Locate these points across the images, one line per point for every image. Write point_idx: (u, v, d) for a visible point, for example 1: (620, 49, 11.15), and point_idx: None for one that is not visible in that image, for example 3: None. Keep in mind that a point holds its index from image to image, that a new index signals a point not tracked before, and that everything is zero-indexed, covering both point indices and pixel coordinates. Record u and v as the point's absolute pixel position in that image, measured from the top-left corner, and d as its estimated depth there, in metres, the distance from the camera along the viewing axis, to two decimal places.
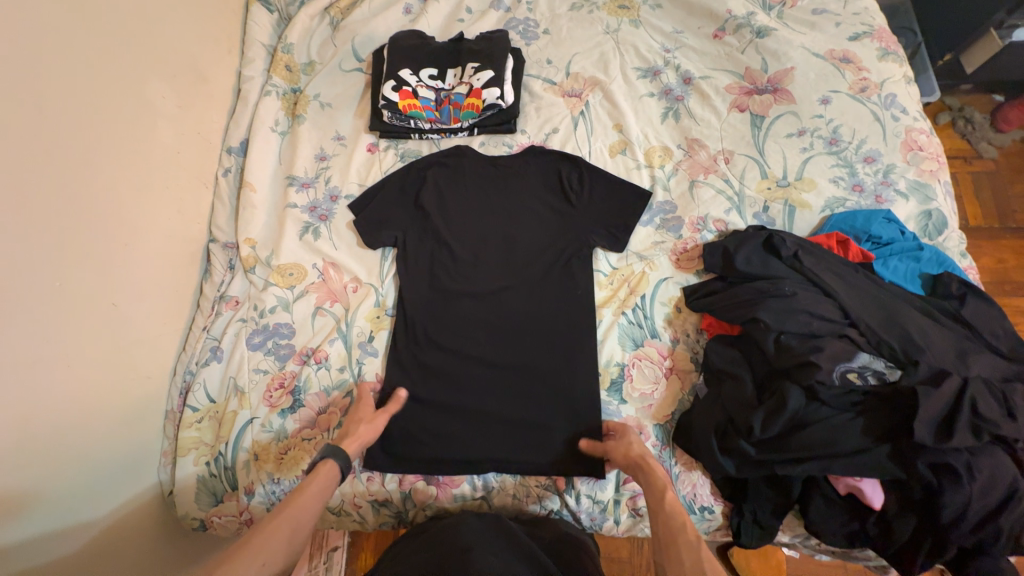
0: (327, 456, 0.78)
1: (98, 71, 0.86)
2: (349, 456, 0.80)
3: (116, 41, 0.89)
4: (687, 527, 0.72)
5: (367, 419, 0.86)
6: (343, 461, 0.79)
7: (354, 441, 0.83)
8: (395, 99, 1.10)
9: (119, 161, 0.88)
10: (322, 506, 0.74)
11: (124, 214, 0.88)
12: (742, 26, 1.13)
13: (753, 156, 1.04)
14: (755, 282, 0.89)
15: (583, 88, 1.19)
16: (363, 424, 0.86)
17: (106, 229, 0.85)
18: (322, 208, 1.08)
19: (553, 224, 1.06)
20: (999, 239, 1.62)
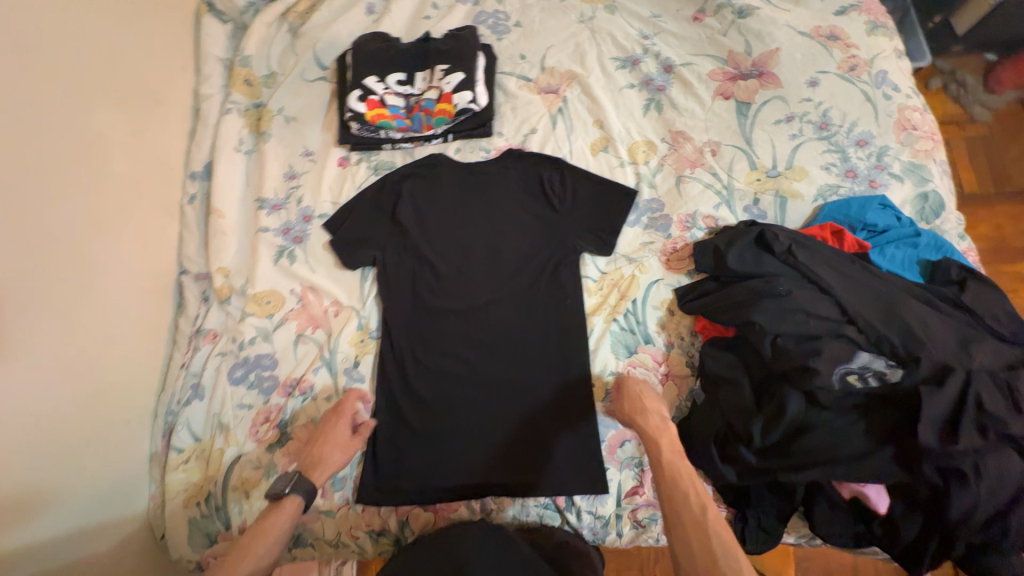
0: (288, 489, 0.78)
1: (37, 106, 0.80)
2: (310, 487, 0.80)
3: (53, 69, 0.83)
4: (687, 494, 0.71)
5: (337, 442, 0.85)
6: (304, 492, 0.79)
7: (324, 470, 0.82)
8: (362, 109, 1.05)
9: (69, 199, 0.83)
10: (283, 541, 0.76)
11: (79, 254, 0.84)
12: (723, 6, 1.07)
13: (740, 146, 0.99)
14: (749, 280, 0.85)
15: (560, 83, 1.13)
16: (332, 446, 0.85)
17: (61, 272, 0.81)
18: (296, 230, 1.04)
19: (537, 230, 1.02)
20: (993, 205, 1.59)
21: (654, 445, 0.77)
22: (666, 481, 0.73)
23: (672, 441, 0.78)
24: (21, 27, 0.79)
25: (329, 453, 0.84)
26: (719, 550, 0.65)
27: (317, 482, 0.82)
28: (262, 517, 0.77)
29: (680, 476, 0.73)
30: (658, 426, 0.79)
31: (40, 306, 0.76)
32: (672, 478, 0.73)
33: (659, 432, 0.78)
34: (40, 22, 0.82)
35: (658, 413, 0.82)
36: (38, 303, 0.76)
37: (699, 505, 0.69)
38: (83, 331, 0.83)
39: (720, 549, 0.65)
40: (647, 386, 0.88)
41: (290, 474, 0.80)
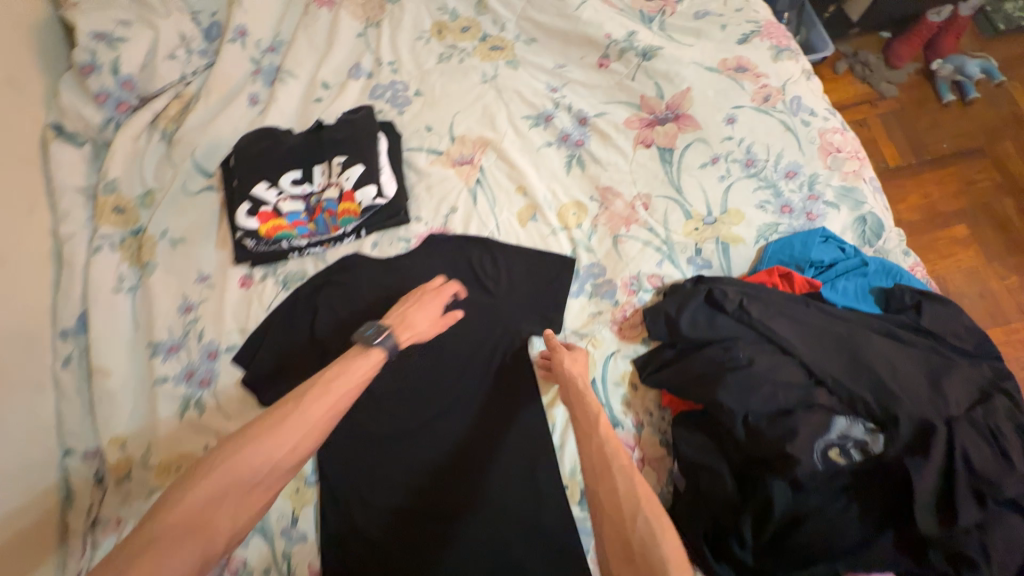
0: (377, 339, 0.75)
1: None
2: (398, 342, 0.77)
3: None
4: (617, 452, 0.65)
5: (425, 307, 0.85)
6: (392, 345, 0.76)
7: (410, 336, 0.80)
8: (254, 225, 0.95)
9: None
10: (361, 390, 0.70)
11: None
12: (626, 50, 1.02)
13: (671, 196, 0.94)
14: (703, 349, 0.79)
15: (473, 151, 1.05)
16: (420, 312, 0.84)
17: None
18: (200, 371, 0.89)
19: (475, 321, 0.93)
20: (916, 175, 1.58)
21: (588, 407, 0.72)
22: (594, 439, 0.68)
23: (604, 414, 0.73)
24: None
25: (417, 320, 0.82)
26: (644, 504, 0.59)
27: (402, 340, 0.78)
28: (346, 358, 0.72)
29: (612, 435, 0.68)
30: (584, 389, 0.76)
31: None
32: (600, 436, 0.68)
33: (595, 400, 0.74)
34: None
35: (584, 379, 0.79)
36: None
37: (625, 460, 0.64)
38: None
39: (644, 501, 0.59)
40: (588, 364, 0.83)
41: (378, 326, 0.77)
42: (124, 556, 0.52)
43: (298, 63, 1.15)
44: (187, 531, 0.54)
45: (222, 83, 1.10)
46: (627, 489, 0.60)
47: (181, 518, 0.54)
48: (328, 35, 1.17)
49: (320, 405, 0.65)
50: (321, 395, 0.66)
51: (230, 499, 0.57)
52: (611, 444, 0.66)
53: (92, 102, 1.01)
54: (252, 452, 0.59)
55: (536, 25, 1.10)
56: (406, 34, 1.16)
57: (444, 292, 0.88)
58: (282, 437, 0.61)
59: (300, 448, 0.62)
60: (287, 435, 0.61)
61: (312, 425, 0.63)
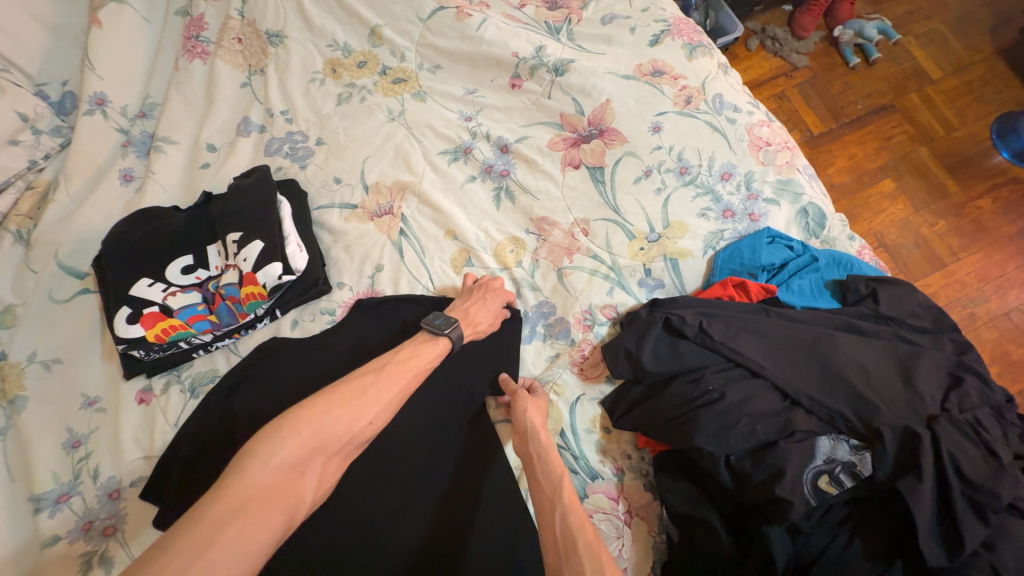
0: (446, 330, 0.77)
1: None
2: (461, 336, 0.78)
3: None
4: (582, 528, 0.63)
5: (489, 296, 0.83)
6: (456, 339, 0.77)
7: (474, 329, 0.80)
8: (138, 331, 0.79)
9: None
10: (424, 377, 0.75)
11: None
12: (537, 67, 0.95)
13: (610, 217, 0.87)
14: (670, 387, 0.73)
15: (392, 199, 0.94)
16: (484, 301, 0.82)
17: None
18: (102, 520, 0.75)
19: (424, 392, 0.82)
20: (842, 139, 1.60)
21: (550, 473, 0.69)
22: (559, 513, 0.65)
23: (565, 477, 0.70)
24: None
25: (479, 316, 0.81)
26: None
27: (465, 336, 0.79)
28: (414, 344, 0.76)
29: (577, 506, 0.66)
30: (546, 448, 0.72)
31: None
32: (564, 510, 0.65)
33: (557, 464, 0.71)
34: None
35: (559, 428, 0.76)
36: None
37: (591, 537, 0.62)
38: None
39: None
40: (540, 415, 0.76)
41: (445, 316, 0.79)
42: (217, 514, 0.51)
43: (175, 127, 1.01)
44: (275, 493, 0.55)
45: (84, 164, 0.94)
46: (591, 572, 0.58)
47: (269, 481, 0.55)
48: (207, 90, 1.03)
49: (396, 385, 0.69)
50: (393, 376, 0.70)
51: (311, 467, 0.60)
52: (574, 517, 0.64)
53: None
54: (338, 419, 0.63)
55: (438, 51, 1.01)
56: (296, 77, 1.04)
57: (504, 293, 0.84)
58: (364, 409, 0.65)
59: (374, 425, 0.66)
60: (367, 408, 0.66)
61: (388, 404, 0.68)
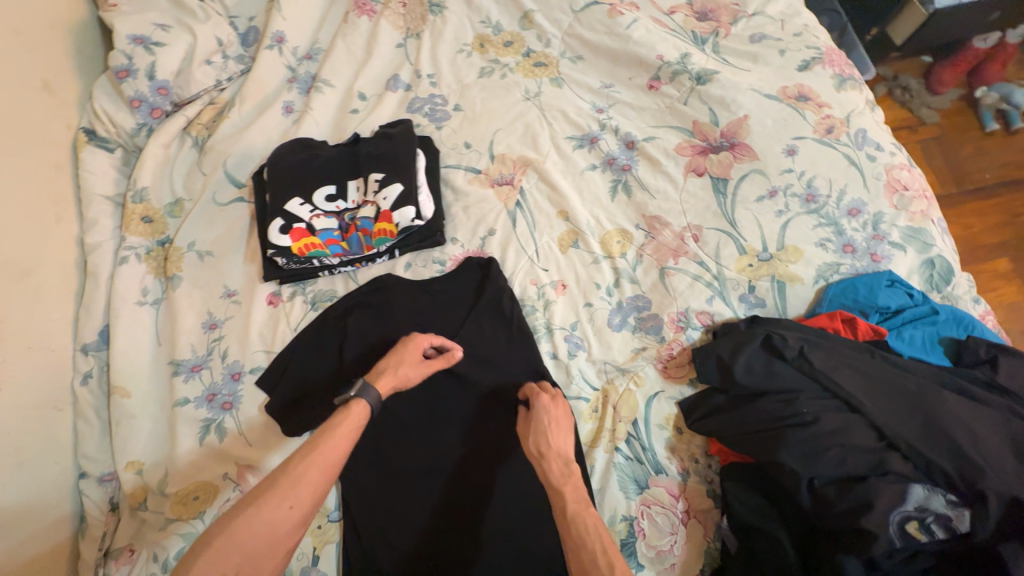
0: (355, 395, 0.72)
1: None
2: (375, 393, 0.73)
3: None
4: (595, 554, 0.62)
5: (410, 361, 0.78)
6: (369, 397, 0.72)
7: (388, 382, 0.76)
8: (286, 242, 0.89)
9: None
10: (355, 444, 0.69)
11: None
12: (679, 72, 0.97)
13: (724, 229, 0.88)
14: (758, 403, 0.74)
15: (514, 171, 1.00)
16: (405, 366, 0.77)
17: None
18: (222, 394, 0.85)
19: (512, 351, 0.88)
20: (963, 205, 1.50)
21: (557, 497, 0.69)
22: (571, 541, 0.64)
23: (576, 489, 0.69)
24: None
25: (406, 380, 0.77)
26: None
27: (384, 392, 0.75)
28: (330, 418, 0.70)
29: (585, 532, 0.64)
30: (548, 472, 0.71)
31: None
32: (577, 536, 0.64)
33: (563, 480, 0.70)
34: None
35: (562, 456, 0.73)
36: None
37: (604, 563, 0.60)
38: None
39: None
40: (545, 436, 0.74)
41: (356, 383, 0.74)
42: None
43: (335, 72, 1.12)
44: None
45: (257, 92, 1.07)
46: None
47: None
48: (366, 44, 1.14)
49: (316, 464, 0.64)
50: (315, 449, 0.65)
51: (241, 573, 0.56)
52: (584, 554, 0.62)
53: (127, 107, 0.97)
54: (254, 518, 0.58)
55: (584, 42, 1.06)
56: (446, 46, 1.12)
57: (421, 342, 0.80)
58: (282, 499, 0.60)
59: (298, 505, 0.61)
60: (283, 496, 0.60)
61: (308, 485, 0.62)
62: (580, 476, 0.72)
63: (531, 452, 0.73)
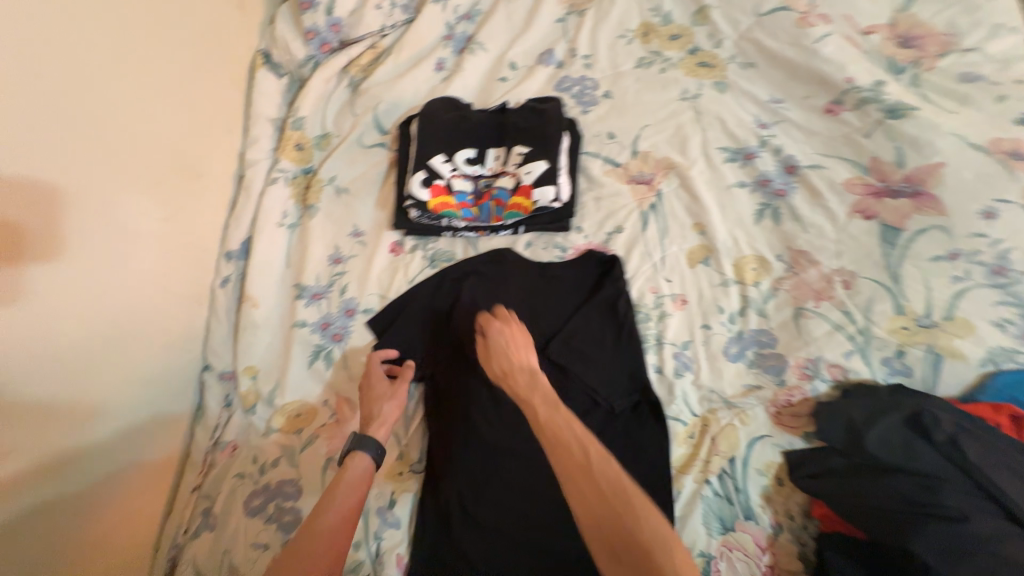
0: (354, 451, 0.71)
1: (80, 200, 0.71)
2: (373, 441, 0.72)
3: (67, 134, 0.69)
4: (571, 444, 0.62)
5: (389, 396, 0.79)
6: (370, 447, 0.71)
7: (382, 425, 0.76)
8: (425, 197, 0.92)
9: (64, 288, 0.68)
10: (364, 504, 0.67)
11: (50, 355, 0.67)
12: (869, 100, 0.87)
13: (882, 281, 0.80)
14: (885, 479, 0.66)
15: (654, 172, 0.96)
16: (384, 402, 0.79)
17: (61, 382, 0.68)
18: (335, 325, 0.89)
19: (619, 354, 0.85)
20: None
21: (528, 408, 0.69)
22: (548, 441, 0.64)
23: (546, 395, 0.71)
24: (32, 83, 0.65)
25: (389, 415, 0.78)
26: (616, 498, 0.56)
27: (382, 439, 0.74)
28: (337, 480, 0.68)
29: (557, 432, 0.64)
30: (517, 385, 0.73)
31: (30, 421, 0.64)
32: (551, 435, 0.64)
33: (530, 392, 0.72)
34: (87, 106, 0.72)
35: (527, 371, 0.75)
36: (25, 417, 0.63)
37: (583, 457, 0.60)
38: (91, 446, 0.71)
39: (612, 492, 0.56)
40: (504, 349, 0.78)
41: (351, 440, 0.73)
42: None
43: (491, 37, 1.11)
44: None
45: (415, 42, 1.08)
46: (630, 546, 0.52)
47: None
48: (528, 13, 1.12)
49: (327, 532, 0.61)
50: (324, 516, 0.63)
51: None
52: (559, 448, 0.62)
53: (301, 38, 1.03)
54: None
55: (760, 49, 0.99)
56: (608, 29, 1.08)
57: (377, 372, 0.82)
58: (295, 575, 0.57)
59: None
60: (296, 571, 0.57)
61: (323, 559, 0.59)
62: (547, 384, 0.73)
63: (495, 374, 0.76)
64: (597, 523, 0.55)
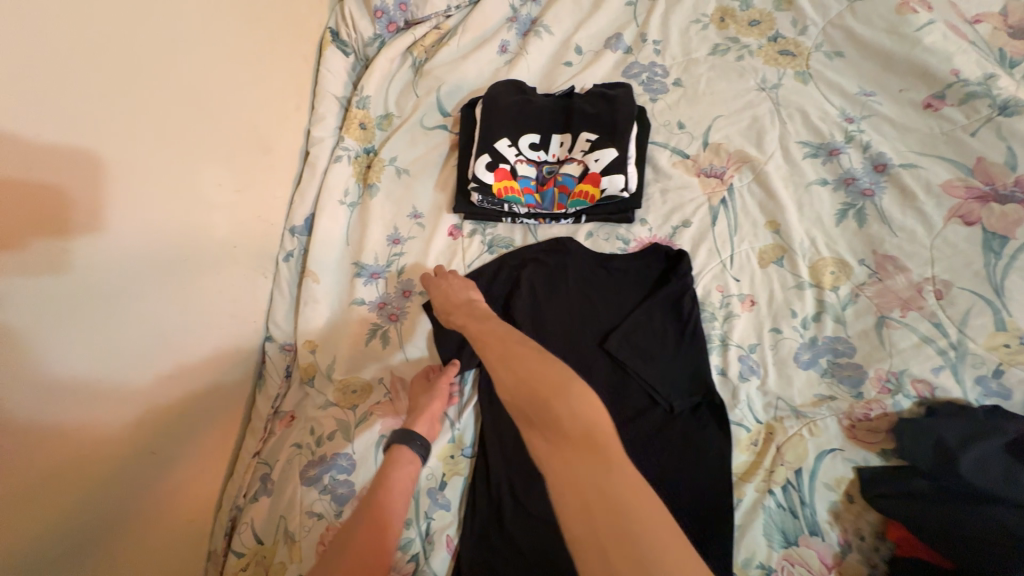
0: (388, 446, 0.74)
1: (165, 167, 0.72)
2: (399, 432, 0.74)
3: (162, 104, 0.71)
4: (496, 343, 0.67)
5: (425, 392, 0.81)
6: (398, 437, 0.73)
7: (419, 418, 0.77)
8: (489, 179, 0.89)
9: (151, 255, 0.70)
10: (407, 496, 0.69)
11: (130, 324, 0.68)
12: (976, 96, 0.80)
13: (983, 294, 0.73)
14: (984, 507, 0.61)
15: (727, 165, 0.91)
16: (422, 397, 0.80)
17: (136, 354, 0.69)
18: (392, 305, 0.90)
19: (681, 353, 0.82)
20: None
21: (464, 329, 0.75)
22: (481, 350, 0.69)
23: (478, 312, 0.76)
24: (130, 52, 0.67)
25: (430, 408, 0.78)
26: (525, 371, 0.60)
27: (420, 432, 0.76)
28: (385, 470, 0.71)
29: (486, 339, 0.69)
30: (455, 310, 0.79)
31: (103, 396, 0.65)
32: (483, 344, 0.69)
33: (467, 313, 0.77)
34: (175, 75, 0.73)
35: (464, 299, 0.81)
36: (98, 393, 0.64)
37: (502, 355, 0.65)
38: (163, 415, 0.73)
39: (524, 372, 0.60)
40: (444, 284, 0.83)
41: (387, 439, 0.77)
42: None
43: (557, 19, 1.07)
44: None
45: (480, 23, 1.06)
46: (533, 401, 0.57)
47: None
48: None
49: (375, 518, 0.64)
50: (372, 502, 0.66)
51: None
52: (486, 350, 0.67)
53: (369, 16, 1.03)
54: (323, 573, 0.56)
55: (851, 37, 0.92)
56: (682, 13, 1.03)
57: (420, 373, 0.84)
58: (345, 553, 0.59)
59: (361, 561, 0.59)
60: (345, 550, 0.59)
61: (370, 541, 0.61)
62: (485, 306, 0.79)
63: (443, 316, 0.80)
64: (511, 391, 0.60)
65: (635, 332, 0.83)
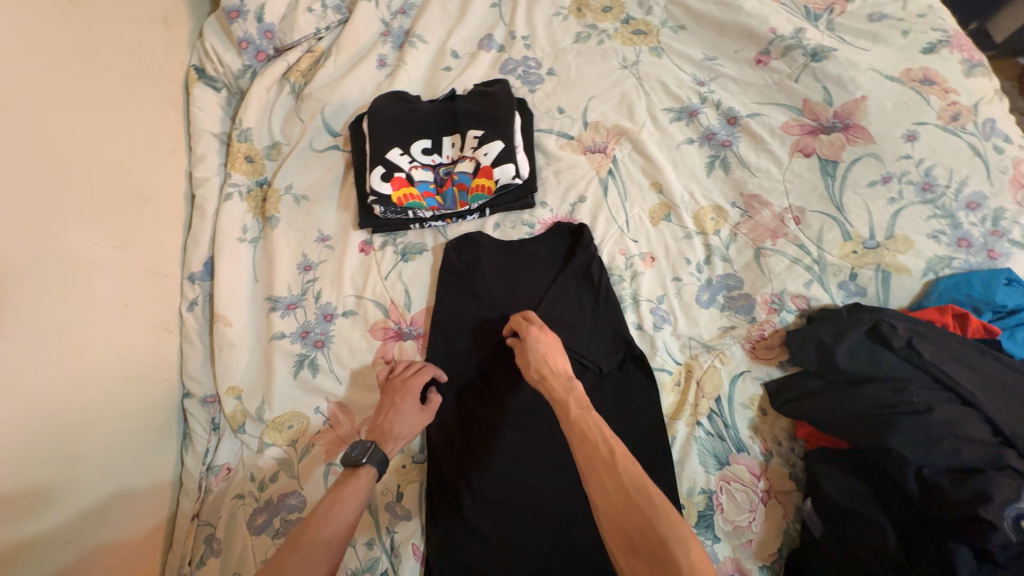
0: (364, 459, 0.66)
1: (23, 235, 0.67)
2: (383, 456, 0.68)
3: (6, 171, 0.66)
4: (598, 445, 0.61)
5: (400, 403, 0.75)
6: (378, 463, 0.67)
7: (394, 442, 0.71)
8: (387, 190, 0.91)
9: (24, 333, 0.65)
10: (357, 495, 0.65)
11: (11, 417, 0.62)
12: (793, 48, 0.94)
13: (829, 212, 0.86)
14: (861, 389, 0.71)
15: (607, 140, 0.99)
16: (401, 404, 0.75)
17: (18, 455, 0.62)
18: (315, 332, 0.88)
19: (598, 317, 0.88)
20: None
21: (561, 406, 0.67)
22: (576, 435, 0.63)
23: (580, 398, 0.67)
24: None
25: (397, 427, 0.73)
26: (632, 488, 0.56)
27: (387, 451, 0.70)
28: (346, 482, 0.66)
29: (587, 431, 0.62)
30: (552, 374, 0.71)
31: None
32: (580, 430, 0.63)
33: (564, 392, 0.68)
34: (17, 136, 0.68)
35: (562, 373, 0.71)
36: None
37: (605, 452, 0.60)
38: (60, 515, 0.66)
39: (631, 489, 0.56)
40: (552, 347, 0.75)
41: (363, 442, 0.69)
42: None
43: (428, 28, 1.10)
44: None
45: (353, 41, 1.06)
46: (640, 534, 0.54)
47: None
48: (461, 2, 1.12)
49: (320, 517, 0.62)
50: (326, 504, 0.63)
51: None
52: (586, 445, 0.61)
53: (234, 48, 1.01)
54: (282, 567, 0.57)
55: (688, 12, 1.03)
56: (543, 9, 1.10)
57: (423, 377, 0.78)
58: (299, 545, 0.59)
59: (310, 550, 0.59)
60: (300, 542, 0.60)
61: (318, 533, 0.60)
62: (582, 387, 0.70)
63: (534, 377, 0.71)
64: (617, 512, 0.56)
65: (552, 308, 0.88)
